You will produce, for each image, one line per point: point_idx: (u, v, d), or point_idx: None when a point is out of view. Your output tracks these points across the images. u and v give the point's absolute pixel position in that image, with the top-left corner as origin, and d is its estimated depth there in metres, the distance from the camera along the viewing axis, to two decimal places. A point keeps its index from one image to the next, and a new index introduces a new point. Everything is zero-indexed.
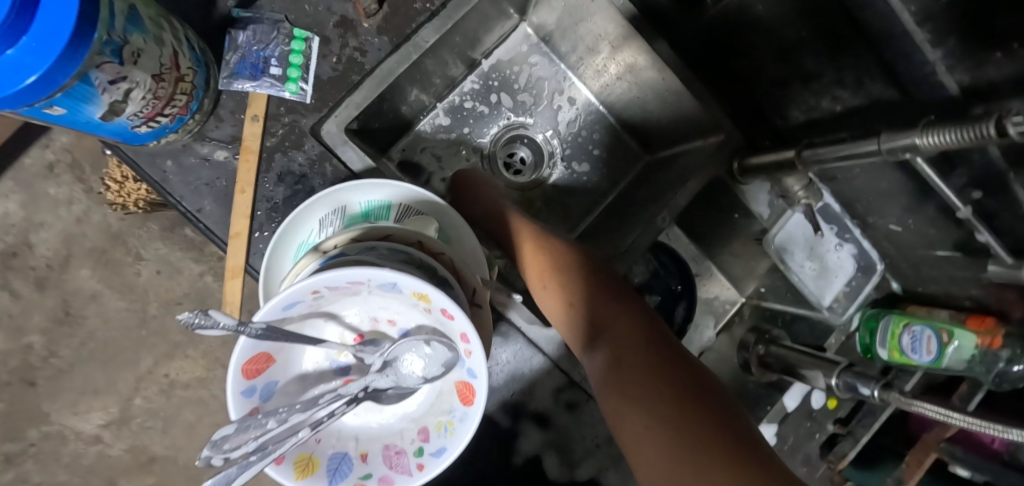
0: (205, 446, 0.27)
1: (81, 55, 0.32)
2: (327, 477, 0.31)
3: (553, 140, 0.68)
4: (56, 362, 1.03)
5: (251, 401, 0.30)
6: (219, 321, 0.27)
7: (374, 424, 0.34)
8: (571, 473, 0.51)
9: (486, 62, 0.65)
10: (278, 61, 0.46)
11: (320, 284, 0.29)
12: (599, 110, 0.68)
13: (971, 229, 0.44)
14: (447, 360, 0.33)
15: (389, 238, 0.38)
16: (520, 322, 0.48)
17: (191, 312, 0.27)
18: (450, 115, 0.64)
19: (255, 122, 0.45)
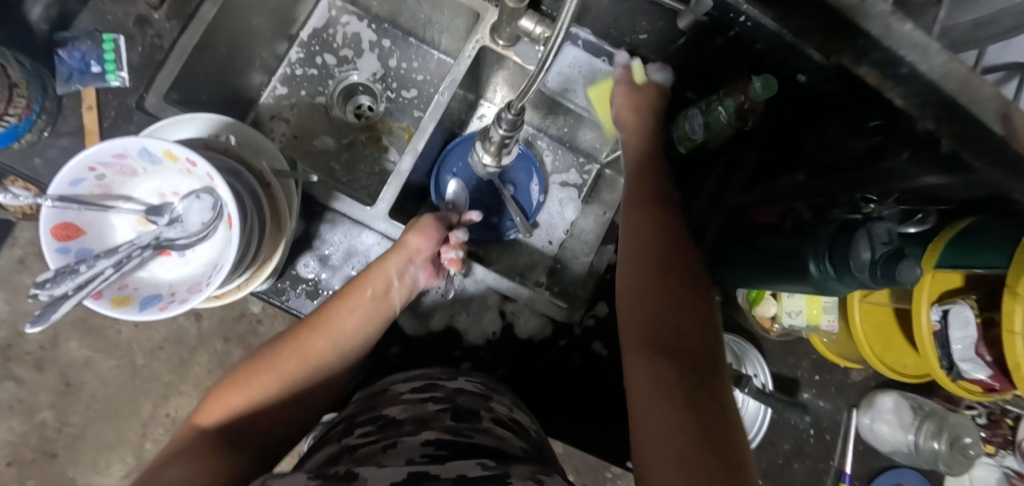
0: (32, 286, 0.39)
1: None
2: (139, 305, 0.42)
3: (382, 80, 0.77)
4: (65, 431, 1.10)
5: (65, 259, 0.41)
6: (17, 193, 0.40)
7: (182, 271, 0.45)
8: (427, 324, 0.59)
9: (304, 32, 0.75)
10: (95, 61, 0.57)
11: (91, 162, 0.40)
12: (413, 42, 0.77)
13: None
14: (215, 203, 0.44)
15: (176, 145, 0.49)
16: (344, 208, 0.58)
17: None
18: (286, 84, 0.75)
19: (90, 110, 0.57)
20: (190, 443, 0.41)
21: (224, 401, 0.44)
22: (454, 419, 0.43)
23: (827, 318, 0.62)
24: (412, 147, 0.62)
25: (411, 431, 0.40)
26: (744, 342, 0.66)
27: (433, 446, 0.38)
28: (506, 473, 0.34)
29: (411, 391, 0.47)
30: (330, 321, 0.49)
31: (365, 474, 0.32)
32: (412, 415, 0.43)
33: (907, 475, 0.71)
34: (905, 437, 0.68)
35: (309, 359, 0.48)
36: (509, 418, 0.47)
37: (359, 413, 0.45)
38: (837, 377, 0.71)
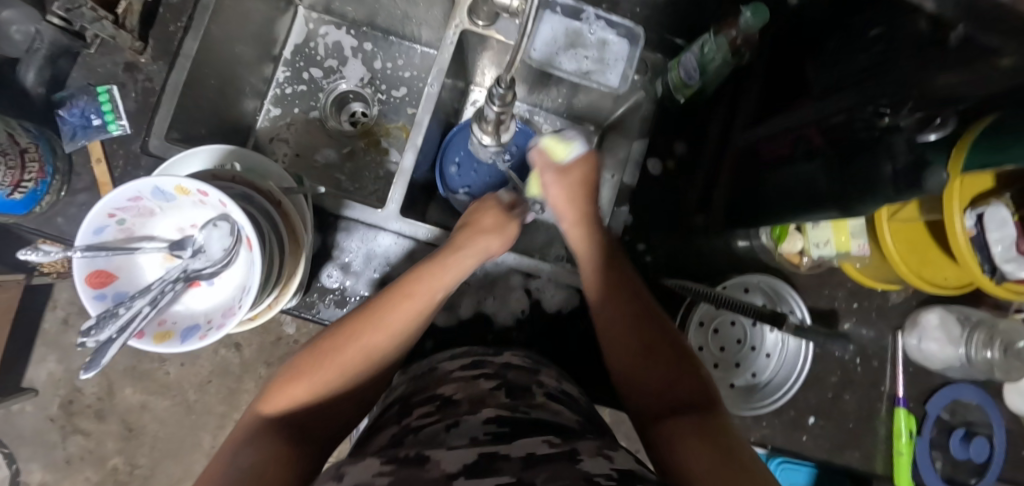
0: (80, 335, 0.41)
1: None
2: (180, 337, 0.43)
3: (370, 84, 0.77)
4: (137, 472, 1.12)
5: (104, 305, 0.43)
6: (48, 250, 0.41)
7: (214, 298, 0.46)
8: (456, 314, 0.59)
9: (287, 51, 0.76)
10: (94, 114, 0.58)
11: (109, 210, 0.41)
12: (394, 41, 0.77)
13: None
14: (233, 228, 0.45)
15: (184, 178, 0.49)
16: (357, 214, 0.59)
17: (31, 249, 0.41)
18: (279, 106, 0.76)
19: (100, 163, 0.58)
20: (261, 430, 0.37)
21: (289, 393, 0.39)
22: (509, 396, 0.41)
23: (856, 243, 0.60)
24: (412, 144, 0.61)
25: (471, 409, 0.39)
26: (778, 280, 0.64)
27: (495, 423, 0.36)
28: (575, 450, 0.33)
29: (461, 368, 0.47)
30: (390, 317, 0.43)
31: (436, 460, 0.31)
32: (468, 393, 0.41)
33: (964, 389, 0.70)
34: (954, 350, 0.66)
35: (371, 357, 0.42)
36: (559, 392, 0.45)
37: (413, 394, 0.45)
38: (875, 301, 0.70)
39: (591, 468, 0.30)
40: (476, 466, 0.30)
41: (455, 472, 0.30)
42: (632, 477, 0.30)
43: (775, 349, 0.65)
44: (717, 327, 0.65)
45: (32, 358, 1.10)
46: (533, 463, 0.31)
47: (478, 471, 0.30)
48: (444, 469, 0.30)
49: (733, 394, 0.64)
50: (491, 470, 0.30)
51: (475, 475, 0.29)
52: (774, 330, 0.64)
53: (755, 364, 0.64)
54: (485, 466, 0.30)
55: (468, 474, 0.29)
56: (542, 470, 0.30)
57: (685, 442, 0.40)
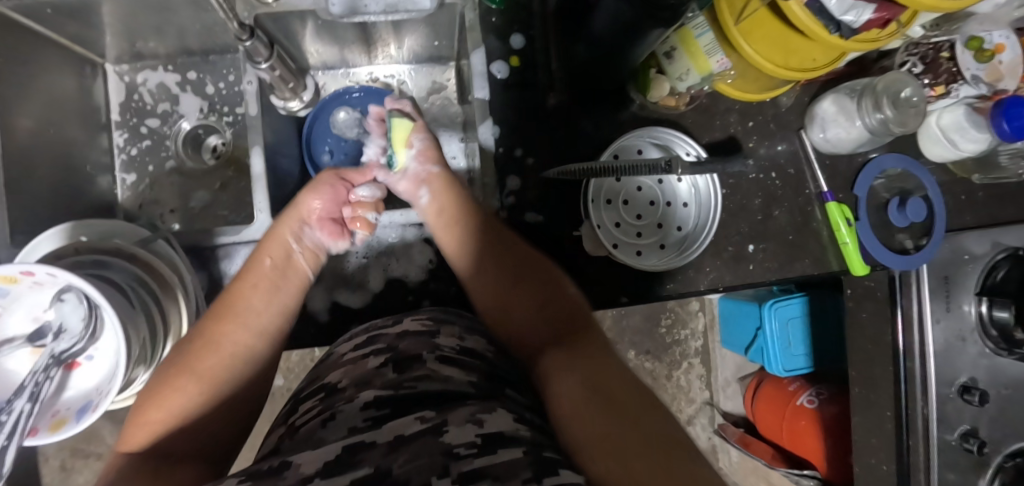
0: None
1: None
2: (76, 417, 0.42)
3: (210, 111, 0.75)
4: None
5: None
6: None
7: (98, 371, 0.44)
8: (367, 290, 0.58)
9: (115, 113, 0.73)
10: None
11: None
12: (215, 59, 0.74)
13: None
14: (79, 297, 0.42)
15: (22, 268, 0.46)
16: (232, 237, 0.56)
17: None
18: (132, 170, 0.73)
19: None
20: (137, 457, 0.39)
21: (146, 422, 0.41)
22: (397, 367, 0.36)
23: (714, 61, 0.58)
24: (256, 145, 0.58)
25: (353, 393, 0.34)
26: (663, 128, 0.63)
27: (375, 406, 0.31)
28: (445, 421, 0.28)
29: (353, 348, 0.42)
30: (238, 324, 0.48)
31: (297, 464, 0.26)
32: (355, 376, 0.36)
33: (885, 160, 0.69)
34: (853, 127, 0.64)
35: (223, 350, 0.46)
36: (458, 350, 0.39)
37: (304, 389, 0.40)
38: (770, 112, 0.68)
39: (453, 440, 0.26)
40: (337, 463, 0.25)
41: (312, 475, 0.25)
42: (499, 439, 0.27)
43: (691, 197, 0.64)
44: (627, 197, 0.64)
45: None
46: (399, 445, 0.26)
47: (338, 468, 0.25)
48: (300, 473, 0.25)
49: (666, 254, 0.63)
50: (351, 465, 0.25)
51: (333, 474, 0.24)
52: (682, 178, 0.64)
53: (677, 219, 0.64)
54: (346, 461, 0.25)
55: (324, 474, 0.24)
56: (403, 453, 0.25)
57: (560, 375, 0.39)
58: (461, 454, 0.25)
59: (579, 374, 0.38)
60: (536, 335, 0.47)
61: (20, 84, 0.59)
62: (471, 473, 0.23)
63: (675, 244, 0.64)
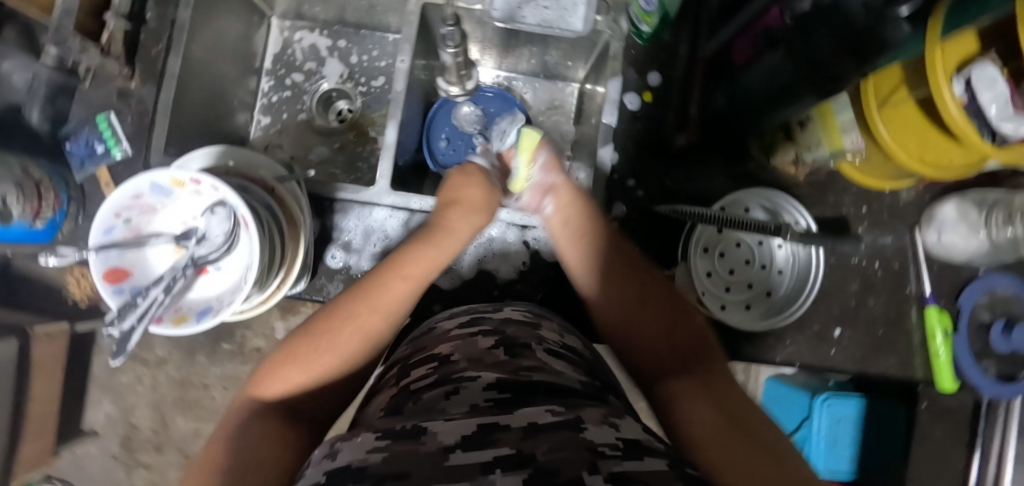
0: (106, 325, 0.44)
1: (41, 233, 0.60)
2: (196, 318, 0.46)
3: (349, 78, 0.81)
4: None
5: (123, 298, 0.46)
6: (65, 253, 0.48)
7: (223, 282, 0.48)
8: (459, 274, 0.61)
9: (267, 62, 0.80)
10: (98, 142, 0.62)
11: (114, 209, 0.45)
12: (366, 34, 0.80)
13: None
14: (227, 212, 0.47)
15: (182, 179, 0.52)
16: (351, 195, 0.60)
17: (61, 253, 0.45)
18: (268, 114, 0.80)
19: (109, 186, 0.62)
20: (260, 411, 0.41)
21: (285, 375, 0.43)
22: (507, 351, 0.41)
23: (847, 138, 0.57)
24: (392, 119, 0.63)
25: (469, 369, 0.39)
26: (776, 191, 0.63)
27: (496, 389, 0.35)
28: (579, 419, 0.31)
29: (459, 327, 0.48)
30: (385, 299, 0.48)
31: (432, 432, 0.29)
32: (466, 353, 0.42)
33: (995, 280, 0.66)
34: (975, 238, 0.63)
35: (364, 333, 0.46)
36: (560, 345, 0.45)
37: (413, 355, 0.46)
38: (886, 203, 0.67)
39: (594, 438, 0.28)
40: (474, 438, 0.28)
41: (451, 445, 0.28)
42: (640, 446, 0.28)
43: (787, 265, 0.63)
44: (722, 249, 0.64)
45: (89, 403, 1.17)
46: (534, 433, 0.29)
47: (476, 443, 0.28)
48: (440, 442, 0.28)
49: (748, 316, 0.63)
50: (490, 442, 0.28)
51: (475, 447, 0.27)
52: (783, 245, 0.63)
53: (770, 285, 0.63)
54: (484, 437, 0.28)
55: (465, 446, 0.28)
56: (543, 441, 0.27)
57: (693, 400, 0.39)
58: (607, 453, 0.26)
59: (707, 397, 0.39)
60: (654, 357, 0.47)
61: (209, 16, 0.67)
62: (620, 475, 0.24)
63: (761, 310, 0.63)
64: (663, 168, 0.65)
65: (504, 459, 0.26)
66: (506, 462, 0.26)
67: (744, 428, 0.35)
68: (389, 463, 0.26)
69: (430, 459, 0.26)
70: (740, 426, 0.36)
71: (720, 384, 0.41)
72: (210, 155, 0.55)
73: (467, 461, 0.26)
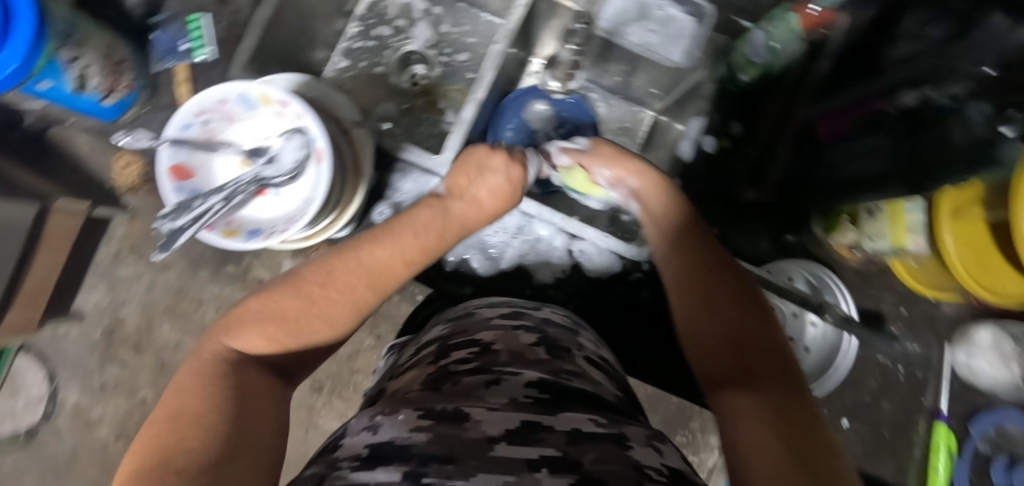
0: (158, 218, 0.44)
1: (105, 109, 0.58)
2: (245, 236, 0.46)
3: (433, 46, 0.81)
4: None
5: (182, 196, 0.46)
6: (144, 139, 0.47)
7: (279, 208, 0.48)
8: (498, 264, 0.61)
9: (359, 8, 0.80)
10: (184, 39, 0.62)
11: (198, 108, 0.45)
12: (461, 7, 0.80)
13: None
14: (303, 141, 0.47)
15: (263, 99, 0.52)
16: (414, 159, 0.60)
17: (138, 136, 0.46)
18: (347, 58, 0.80)
19: (183, 85, 0.62)
20: (240, 367, 0.37)
21: (265, 326, 0.40)
22: (548, 351, 0.44)
23: (913, 239, 0.58)
24: (473, 97, 0.63)
25: (509, 363, 0.42)
26: (824, 268, 0.63)
27: (536, 388, 0.38)
28: (623, 435, 0.33)
29: (500, 317, 0.51)
30: (380, 261, 0.48)
31: (475, 420, 0.32)
32: (509, 345, 0.44)
33: (1008, 416, 0.64)
34: (1004, 368, 0.62)
35: (361, 288, 0.47)
36: (596, 357, 0.48)
37: (453, 335, 0.49)
38: (926, 310, 0.66)
39: (641, 458, 0.31)
40: (519, 433, 0.31)
41: (495, 437, 0.31)
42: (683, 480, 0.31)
43: (815, 344, 0.61)
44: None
45: (82, 287, 1.16)
46: (578, 439, 0.31)
47: (518, 438, 0.31)
48: (485, 432, 0.31)
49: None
50: (535, 440, 0.31)
51: (519, 442, 0.30)
52: (818, 326, 0.60)
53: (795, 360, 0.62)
54: (527, 435, 0.31)
55: (510, 440, 0.30)
56: (589, 449, 0.30)
57: (750, 414, 0.34)
58: (655, 477, 0.29)
59: (768, 410, 0.34)
60: (711, 358, 0.42)
61: None
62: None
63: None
64: (724, 218, 0.65)
65: (551, 460, 0.29)
66: (553, 463, 0.29)
67: (800, 451, 0.30)
68: (435, 444, 0.29)
69: (475, 448, 0.29)
70: (800, 448, 0.30)
71: (786, 394, 0.35)
72: (289, 82, 0.54)
73: (512, 454, 0.29)
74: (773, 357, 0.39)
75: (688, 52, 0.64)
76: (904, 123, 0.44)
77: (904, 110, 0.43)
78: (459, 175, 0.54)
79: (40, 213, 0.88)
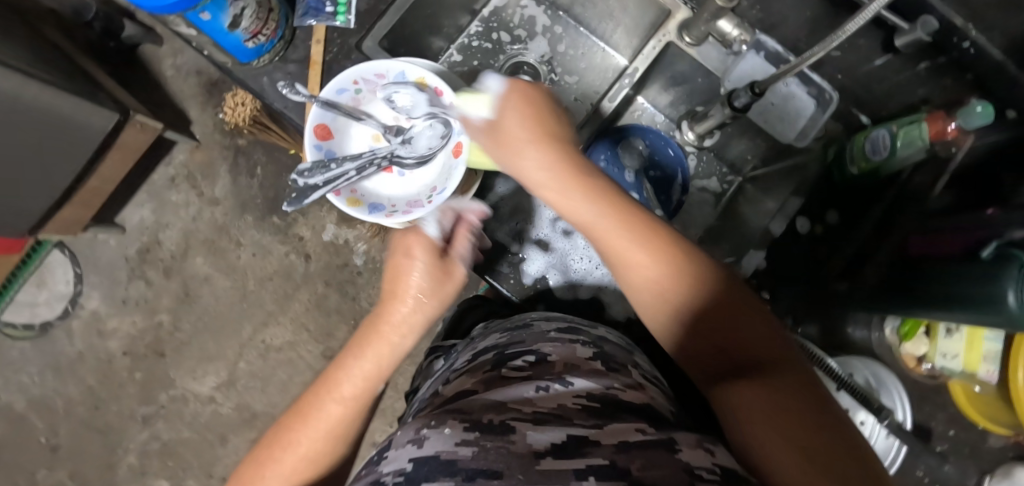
0: (296, 171, 0.45)
1: (246, 51, 0.60)
2: (368, 209, 0.48)
3: (546, 62, 0.83)
4: (210, 333, 1.23)
5: (319, 154, 0.47)
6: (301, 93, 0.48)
7: (403, 189, 0.51)
8: (575, 290, 0.62)
9: (486, 9, 0.82)
10: (330, 2, 0.64)
11: (357, 77, 0.48)
12: (582, 33, 0.82)
13: (888, 22, 0.53)
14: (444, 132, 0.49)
15: None
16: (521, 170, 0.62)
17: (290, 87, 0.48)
18: (461, 53, 0.81)
19: (319, 44, 0.64)
20: None
21: None
22: (606, 365, 0.45)
23: (986, 367, 0.60)
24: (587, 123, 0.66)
25: (565, 373, 0.43)
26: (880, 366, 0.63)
27: (586, 397, 0.39)
28: (672, 439, 0.33)
29: (556, 331, 0.52)
30: (314, 411, 0.42)
31: (520, 433, 0.33)
32: (564, 356, 0.46)
33: None
34: None
35: (302, 443, 0.41)
36: (651, 374, 0.49)
37: (510, 346, 0.49)
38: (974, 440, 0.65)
39: (690, 461, 0.30)
40: (566, 447, 0.32)
41: (541, 451, 0.32)
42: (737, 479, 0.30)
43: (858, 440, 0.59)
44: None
45: (132, 201, 1.23)
46: (625, 449, 0.32)
47: (564, 452, 0.31)
48: (529, 446, 0.32)
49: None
50: (582, 452, 0.31)
51: (563, 456, 0.31)
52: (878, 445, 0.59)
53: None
54: (575, 448, 0.32)
55: (556, 454, 0.31)
56: (635, 457, 0.31)
57: (772, 453, 0.30)
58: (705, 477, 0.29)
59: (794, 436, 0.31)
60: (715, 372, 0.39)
61: None
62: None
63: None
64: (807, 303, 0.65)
65: (598, 468, 0.30)
66: (599, 472, 0.29)
67: None
68: (482, 458, 0.30)
69: (524, 461, 0.30)
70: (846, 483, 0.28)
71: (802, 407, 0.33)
72: None
73: (560, 466, 0.30)
74: (762, 348, 0.38)
75: (801, 130, 0.66)
76: (977, 268, 0.47)
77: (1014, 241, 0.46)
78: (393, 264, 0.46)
79: (120, 124, 0.94)
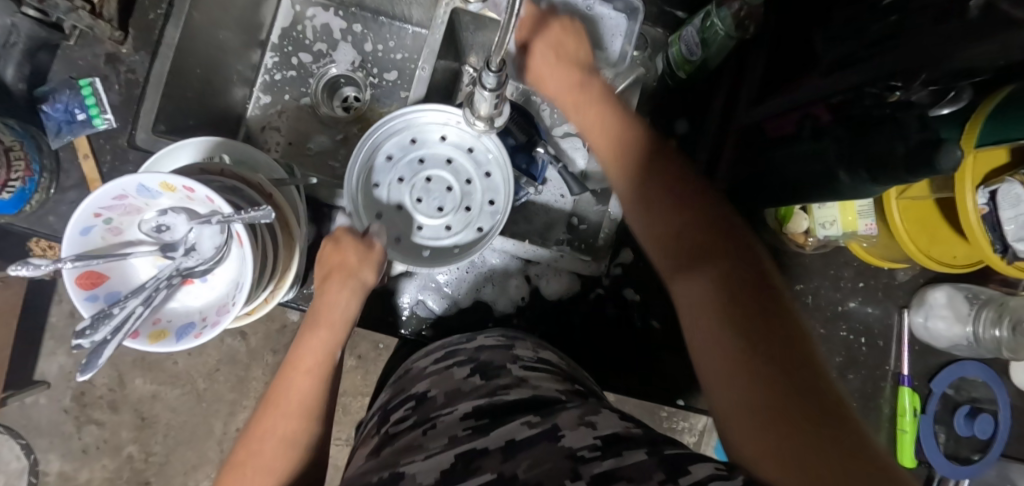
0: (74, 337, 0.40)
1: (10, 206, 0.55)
2: (176, 336, 0.44)
3: (360, 64, 0.75)
4: (110, 472, 1.00)
5: (96, 306, 0.43)
6: (37, 264, 0.40)
7: (213, 296, 0.46)
8: (455, 302, 0.61)
9: (274, 35, 0.74)
10: (79, 108, 0.58)
11: (94, 210, 0.41)
12: (383, 21, 0.75)
13: None
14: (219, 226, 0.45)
15: (202, 171, 0.48)
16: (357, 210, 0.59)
17: (15, 264, 0.40)
18: (268, 92, 0.74)
19: (88, 158, 0.58)
20: None
21: None
22: (484, 378, 0.43)
23: (863, 223, 0.58)
24: None
25: (449, 402, 0.40)
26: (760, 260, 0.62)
27: (473, 417, 0.36)
28: (555, 426, 0.33)
29: (434, 362, 0.50)
30: (278, 401, 0.44)
31: (409, 474, 0.31)
32: (443, 387, 0.43)
33: (969, 368, 0.68)
34: (961, 329, 0.65)
35: (291, 415, 0.43)
36: (535, 359, 0.48)
37: (393, 399, 0.47)
38: (880, 281, 0.68)
39: (571, 443, 0.31)
40: (454, 472, 0.30)
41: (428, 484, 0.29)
42: (614, 439, 0.31)
43: None
44: (404, 177, 0.59)
45: None
46: (512, 450, 0.31)
47: (459, 474, 0.30)
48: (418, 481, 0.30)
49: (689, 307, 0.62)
50: (471, 471, 0.30)
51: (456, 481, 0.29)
52: (492, 152, 0.57)
53: None
54: (464, 467, 0.30)
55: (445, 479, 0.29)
56: (524, 457, 0.30)
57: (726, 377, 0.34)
58: (586, 457, 0.29)
59: (758, 366, 0.33)
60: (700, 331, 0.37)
61: None
62: (601, 476, 0.27)
63: None
64: None
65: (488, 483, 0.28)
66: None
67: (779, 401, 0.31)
68: None
69: None
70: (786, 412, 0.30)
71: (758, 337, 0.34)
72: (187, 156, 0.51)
73: None
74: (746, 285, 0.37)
75: (625, 46, 0.59)
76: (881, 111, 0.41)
77: (849, 113, 0.44)
78: (327, 266, 0.49)
79: None
